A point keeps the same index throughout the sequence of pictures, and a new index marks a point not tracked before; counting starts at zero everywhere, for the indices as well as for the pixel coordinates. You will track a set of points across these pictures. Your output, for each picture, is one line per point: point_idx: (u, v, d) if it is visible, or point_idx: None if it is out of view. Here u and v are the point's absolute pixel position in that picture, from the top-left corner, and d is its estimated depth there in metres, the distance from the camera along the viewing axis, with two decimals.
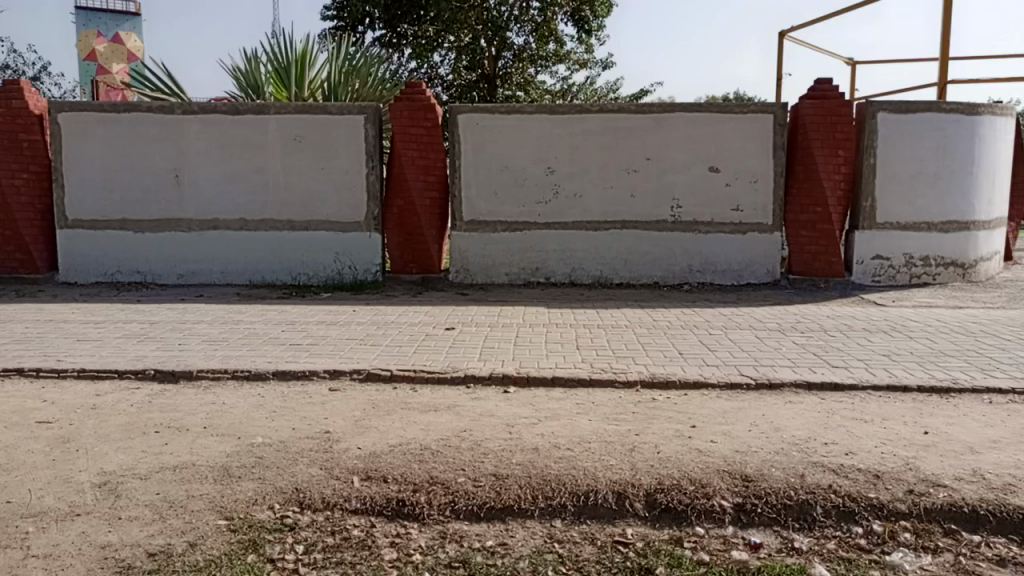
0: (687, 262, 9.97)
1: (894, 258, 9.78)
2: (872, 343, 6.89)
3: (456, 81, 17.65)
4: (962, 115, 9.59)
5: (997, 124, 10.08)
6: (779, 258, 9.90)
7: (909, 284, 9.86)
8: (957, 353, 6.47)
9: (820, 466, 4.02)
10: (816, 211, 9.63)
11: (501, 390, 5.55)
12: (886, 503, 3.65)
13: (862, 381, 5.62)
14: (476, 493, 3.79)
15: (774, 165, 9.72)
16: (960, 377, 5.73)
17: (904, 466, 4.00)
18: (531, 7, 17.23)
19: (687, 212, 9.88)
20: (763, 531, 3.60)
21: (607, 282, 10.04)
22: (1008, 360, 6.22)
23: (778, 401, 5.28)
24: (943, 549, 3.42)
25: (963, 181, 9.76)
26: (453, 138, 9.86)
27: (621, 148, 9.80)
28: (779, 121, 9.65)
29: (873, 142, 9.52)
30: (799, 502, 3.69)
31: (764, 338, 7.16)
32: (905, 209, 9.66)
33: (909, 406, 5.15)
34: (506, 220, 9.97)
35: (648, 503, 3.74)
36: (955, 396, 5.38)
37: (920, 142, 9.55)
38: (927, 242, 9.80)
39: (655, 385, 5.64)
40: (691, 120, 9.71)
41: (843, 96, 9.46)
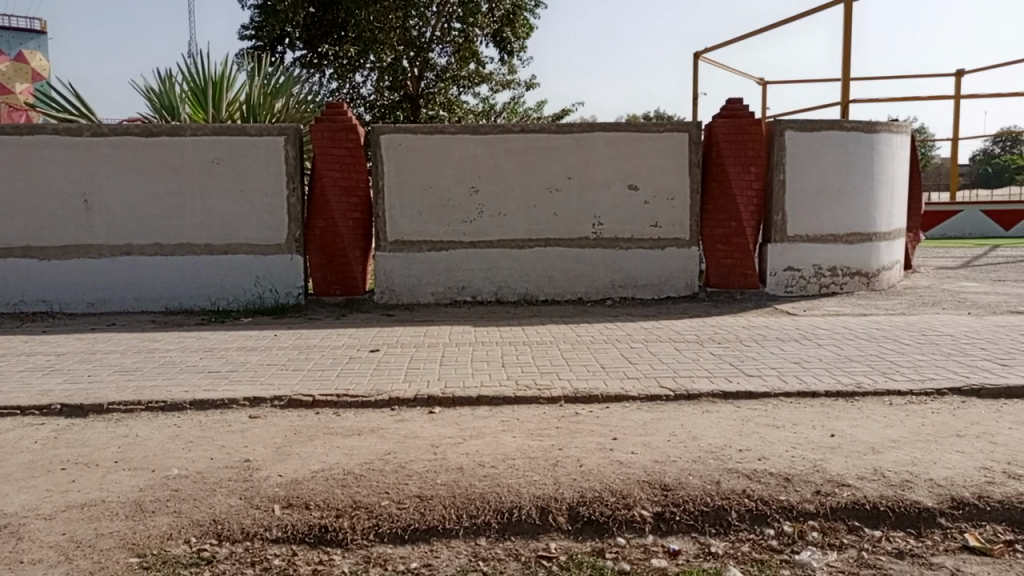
0: (610, 277, 10.18)
1: (804, 269, 10.22)
2: (784, 352, 7.19)
3: (378, 102, 17.63)
4: (861, 133, 10.16)
5: (894, 142, 10.72)
6: (696, 272, 10.23)
7: (818, 293, 10.32)
8: (862, 359, 6.81)
9: (735, 472, 4.16)
10: (730, 225, 10.00)
11: (425, 411, 5.55)
12: (795, 505, 3.81)
13: (774, 389, 5.85)
14: (400, 516, 3.77)
15: (690, 182, 10.06)
16: (864, 381, 6.04)
17: (812, 469, 4.19)
18: (452, 28, 17.42)
19: (608, 229, 10.10)
20: (681, 538, 3.71)
21: (532, 299, 10.16)
22: (906, 363, 6.59)
23: (696, 411, 5.45)
24: (848, 545, 3.60)
25: (865, 196, 10.31)
26: (376, 159, 9.85)
27: (544, 167, 9.97)
28: (693, 139, 10.00)
29: (782, 159, 9.94)
30: (715, 508, 3.81)
31: (682, 350, 7.38)
32: (813, 222, 10.12)
33: (817, 411, 5.39)
34: (431, 239, 9.99)
35: (570, 516, 3.80)
36: (859, 400, 5.67)
37: (825, 158, 10.04)
38: (834, 253, 10.29)
39: (579, 399, 5.74)
40: (611, 140, 9.96)
41: (753, 115, 9.90)
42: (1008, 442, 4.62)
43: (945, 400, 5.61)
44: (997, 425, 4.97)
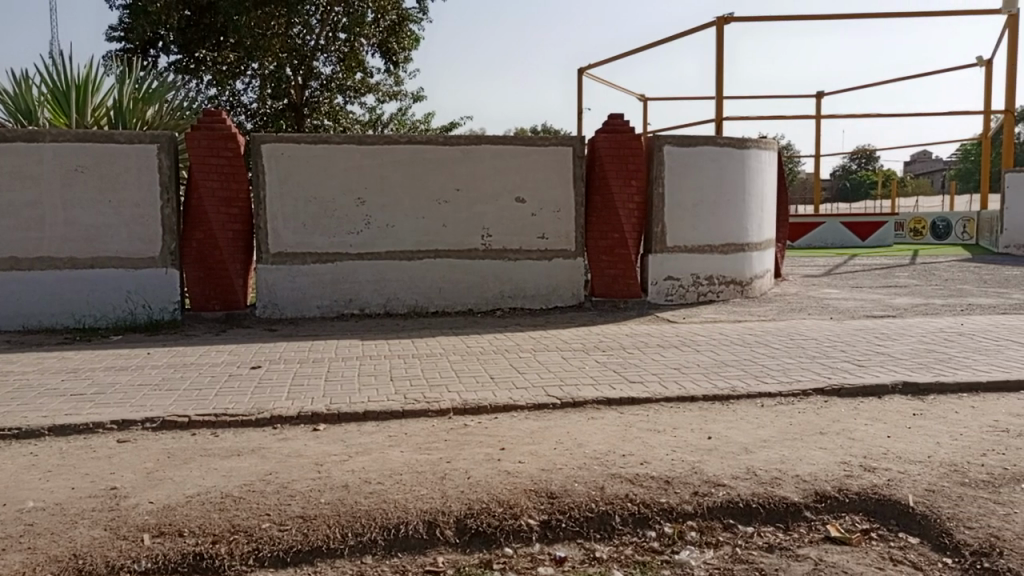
0: (500, 288, 10.26)
1: (683, 279, 10.66)
2: (665, 358, 7.47)
3: (261, 110, 17.17)
4: (733, 149, 10.72)
5: (762, 158, 11.37)
6: (582, 282, 10.48)
7: (696, 301, 10.79)
8: (736, 363, 7.17)
9: (618, 477, 4.27)
10: (614, 237, 10.30)
11: (309, 429, 5.39)
12: (675, 507, 3.95)
13: (655, 394, 6.06)
14: (281, 538, 3.63)
15: (575, 195, 10.30)
16: (738, 384, 6.35)
17: (689, 470, 4.37)
18: (338, 37, 17.19)
19: (496, 241, 10.18)
20: (567, 545, 3.76)
21: (421, 311, 10.09)
22: (776, 367, 6.99)
23: (582, 418, 5.57)
24: (723, 542, 3.75)
25: (737, 208, 10.88)
26: (257, 169, 9.53)
27: (432, 178, 9.95)
28: (576, 153, 10.25)
29: (661, 173, 10.35)
30: (599, 513, 3.90)
31: (569, 358, 7.52)
32: (691, 233, 10.58)
33: (695, 414, 5.63)
34: (316, 251, 9.75)
35: (458, 529, 3.79)
36: (733, 402, 5.95)
37: (701, 172, 10.52)
38: (710, 263, 10.79)
39: (467, 411, 5.73)
40: (498, 153, 10.06)
41: (633, 131, 10.26)
42: (865, 437, 4.97)
43: (810, 400, 5.98)
44: (855, 422, 5.35)
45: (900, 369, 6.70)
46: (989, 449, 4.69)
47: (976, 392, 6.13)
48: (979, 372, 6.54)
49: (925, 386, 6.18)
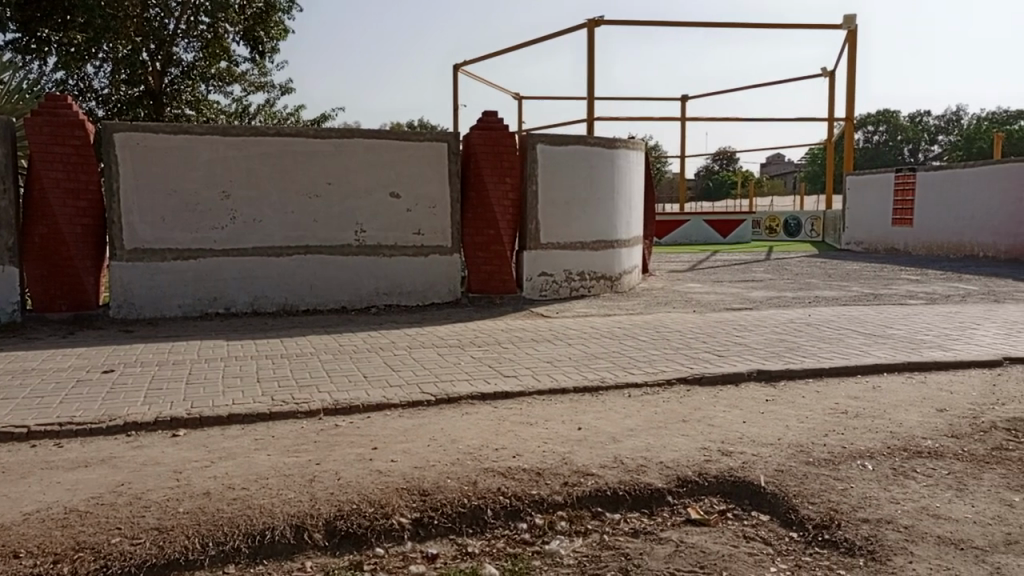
0: (374, 285, 10.09)
1: (556, 274, 10.89)
2: (539, 352, 7.61)
3: (113, 96, 15.98)
4: (602, 149, 11.03)
5: (630, 158, 11.78)
6: (458, 278, 10.48)
7: (568, 296, 11.04)
8: (606, 355, 7.42)
9: (491, 471, 4.31)
10: (489, 233, 10.36)
11: (167, 435, 5.09)
12: (546, 498, 4.03)
13: (528, 387, 6.16)
14: (134, 553, 3.40)
15: (450, 191, 10.28)
16: (607, 376, 6.56)
17: (560, 462, 4.47)
18: (200, 23, 16.36)
19: (370, 237, 10.00)
20: (439, 542, 3.75)
21: (292, 309, 9.77)
22: (642, 358, 7.28)
23: (456, 414, 5.57)
24: (592, 530, 3.85)
25: (607, 206, 11.22)
26: (109, 159, 8.91)
27: (302, 172, 9.63)
28: (451, 149, 10.22)
29: (534, 170, 10.49)
30: (471, 508, 3.91)
31: (444, 354, 7.51)
32: (563, 230, 10.81)
33: (567, 406, 5.77)
34: (177, 248, 9.23)
35: (327, 532, 3.69)
36: (602, 394, 6.14)
37: (572, 170, 10.76)
38: (582, 259, 11.07)
39: (338, 411, 5.60)
40: (370, 147, 9.87)
41: (507, 129, 10.36)
42: (723, 423, 5.26)
43: (673, 390, 6.26)
44: (715, 409, 5.65)
45: (754, 358, 7.15)
46: (831, 430, 5.08)
47: (821, 377, 6.63)
48: (823, 359, 7.08)
49: (777, 373, 6.61)
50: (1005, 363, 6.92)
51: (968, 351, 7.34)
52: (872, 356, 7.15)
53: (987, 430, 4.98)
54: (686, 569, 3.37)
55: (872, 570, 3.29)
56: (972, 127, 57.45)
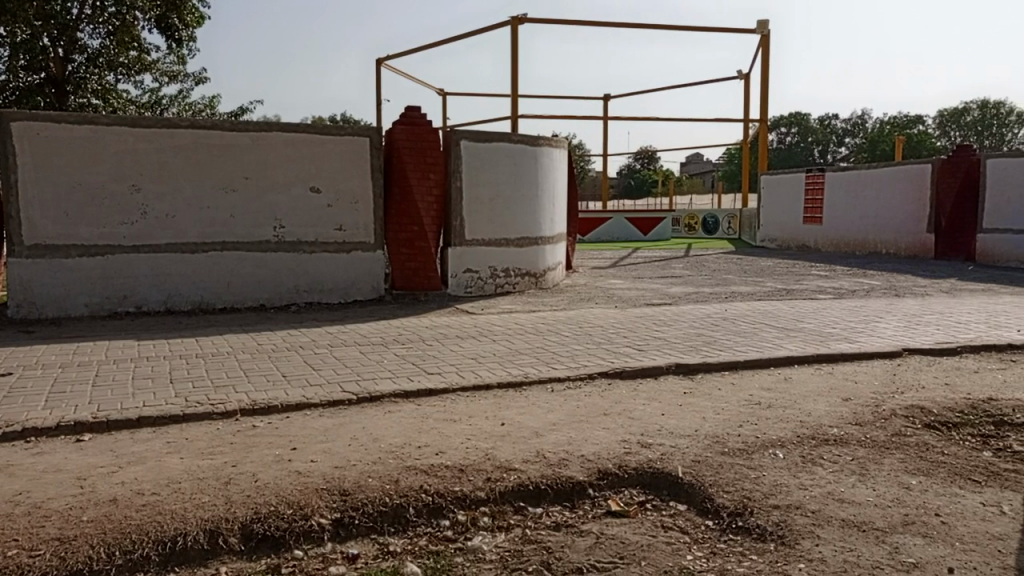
0: (294, 282, 9.85)
1: (481, 271, 10.88)
2: (463, 348, 7.60)
3: (11, 83, 15.01)
4: (526, 146, 11.08)
5: (553, 155, 11.87)
6: (381, 275, 10.35)
7: (493, 293, 11.06)
8: (529, 351, 7.47)
9: (413, 469, 4.28)
10: (412, 230, 10.27)
11: (71, 441, 4.84)
12: (469, 494, 4.02)
13: (452, 384, 6.14)
14: (33, 565, 3.23)
15: (372, 186, 10.13)
16: (531, 371, 6.61)
17: (482, 458, 4.47)
18: (108, 8, 15.63)
19: (290, 232, 9.76)
20: (360, 542, 3.70)
21: (208, 307, 9.45)
22: (565, 353, 7.37)
23: (378, 412, 5.50)
24: (514, 525, 3.87)
25: (530, 204, 11.28)
26: (6, 151, 8.43)
27: (217, 166, 9.32)
28: (374, 145, 10.08)
29: (458, 167, 10.44)
30: (393, 507, 3.87)
31: (367, 352, 7.41)
32: (487, 227, 10.80)
33: (490, 402, 5.78)
34: (83, 244, 8.82)
35: (243, 535, 3.59)
36: (526, 389, 6.18)
37: (496, 167, 10.76)
38: (507, 255, 11.10)
39: (256, 411, 5.45)
40: (290, 140, 9.63)
41: (430, 124, 10.28)
42: (642, 416, 5.38)
43: (595, 383, 6.35)
44: (635, 402, 5.77)
45: (673, 352, 7.33)
46: (745, 420, 5.26)
47: (736, 369, 6.85)
48: (738, 352, 7.32)
49: (694, 366, 6.80)
50: (905, 354, 7.32)
51: (871, 343, 7.72)
52: (784, 349, 7.44)
53: (888, 417, 5.25)
54: (605, 561, 3.43)
55: (781, 554, 3.42)
56: (876, 130, 60.44)
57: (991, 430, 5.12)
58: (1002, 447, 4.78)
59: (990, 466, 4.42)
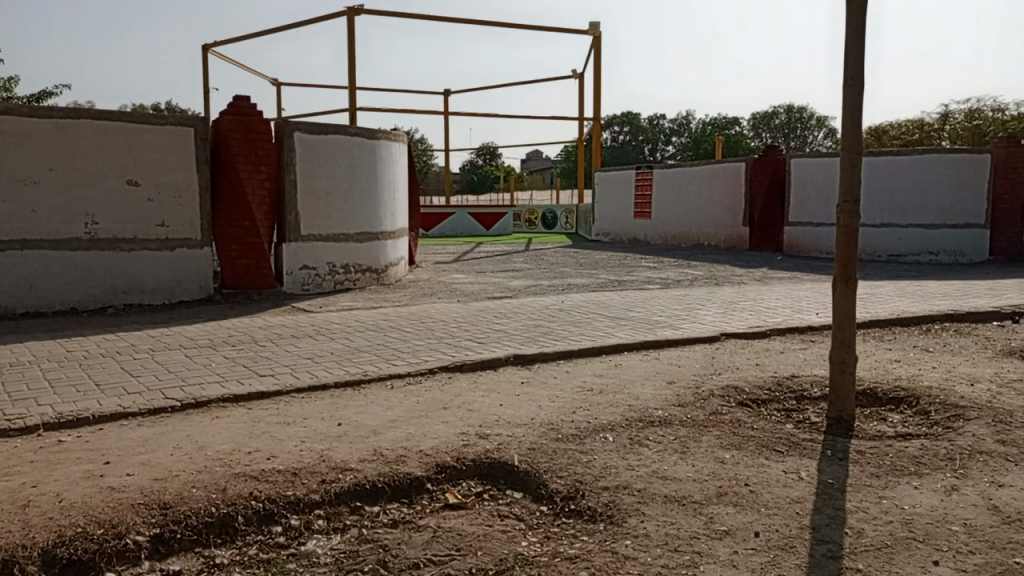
0: (110, 282, 9.09)
1: (319, 267, 10.56)
2: (299, 348, 7.35)
3: None
4: (363, 140, 10.86)
5: (392, 149, 11.72)
6: (209, 274, 9.77)
7: (333, 290, 10.77)
8: (368, 348, 7.34)
9: (242, 476, 4.08)
10: (243, 225, 9.78)
11: None
12: (302, 497, 3.89)
13: (286, 386, 5.92)
14: None
15: (198, 180, 9.54)
16: (370, 368, 6.50)
17: (317, 459, 4.34)
18: None
19: (103, 229, 8.99)
20: (183, 557, 3.48)
21: (7, 312, 8.54)
22: (405, 349, 7.31)
23: (205, 419, 5.20)
24: (350, 526, 3.79)
25: (369, 198, 11.09)
26: None
27: (14, 156, 8.40)
28: (200, 135, 9.49)
29: (292, 160, 10.06)
30: (219, 516, 3.67)
31: (193, 356, 6.98)
32: (325, 222, 10.50)
33: (326, 402, 5.62)
34: None
35: (44, 562, 3.27)
36: (364, 387, 6.07)
37: (333, 161, 10.48)
38: (346, 251, 10.84)
39: (63, 425, 4.97)
40: (102, 129, 8.85)
41: (260, 115, 9.84)
42: (481, 408, 5.45)
43: (435, 378, 6.35)
44: (474, 395, 5.83)
45: (511, 344, 7.48)
46: (578, 407, 5.47)
47: (571, 358, 7.10)
48: (573, 341, 7.59)
49: (532, 357, 6.98)
50: (722, 338, 7.91)
51: (693, 329, 8.27)
52: (616, 337, 7.81)
53: (706, 397, 5.66)
54: (443, 554, 3.44)
55: (610, 533, 3.59)
56: (699, 130, 64.75)
57: (793, 404, 5.65)
58: (802, 420, 5.29)
59: (791, 437, 4.87)
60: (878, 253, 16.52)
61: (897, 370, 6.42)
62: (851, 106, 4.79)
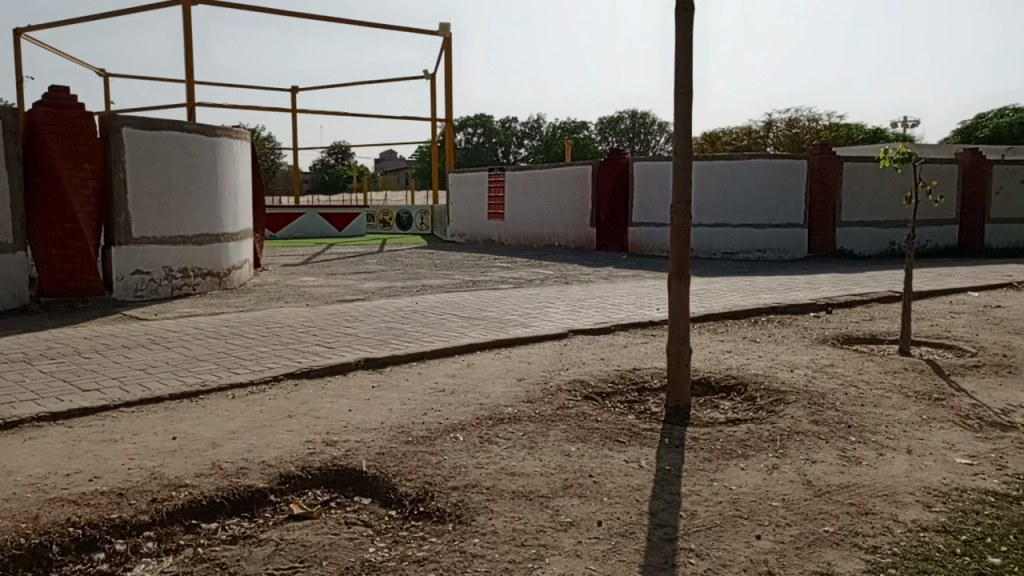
0: None
1: (154, 272, 9.87)
2: (129, 359, 6.83)
3: None
4: (201, 136, 10.26)
5: (234, 147, 11.16)
6: (25, 281, 8.93)
7: (170, 296, 10.11)
8: (208, 356, 6.95)
9: (60, 501, 3.74)
10: (64, 227, 8.98)
11: None
12: (128, 519, 3.62)
13: (113, 400, 5.48)
14: None
15: (8, 177, 8.68)
16: (209, 378, 6.15)
17: (147, 477, 4.05)
18: None
19: None
20: None
21: None
22: (249, 356, 6.98)
23: (16, 440, 4.71)
24: (184, 546, 3.56)
25: (209, 198, 10.49)
26: None
27: None
28: (9, 128, 8.64)
29: (120, 156, 9.34)
30: (31, 548, 3.35)
31: (4, 372, 6.31)
32: (159, 224, 9.83)
33: (160, 416, 5.26)
34: None
35: None
36: (203, 398, 5.73)
37: (167, 158, 9.82)
38: (184, 255, 10.21)
39: None
40: None
41: (82, 107, 9.07)
42: (329, 414, 5.30)
43: (281, 386, 6.11)
44: (322, 401, 5.66)
45: (362, 347, 7.33)
46: (429, 408, 5.45)
47: (423, 360, 7.06)
48: (425, 343, 7.56)
49: (383, 360, 6.87)
50: (570, 335, 8.16)
51: (543, 327, 8.48)
52: (468, 337, 7.85)
53: (555, 393, 5.81)
54: (286, 567, 3.31)
55: (458, 532, 3.59)
56: (550, 134, 66.55)
57: (635, 396, 5.92)
58: (643, 410, 5.54)
59: (633, 427, 5.10)
60: (713, 251, 17.63)
61: (728, 359, 6.89)
62: (683, 112, 5.08)
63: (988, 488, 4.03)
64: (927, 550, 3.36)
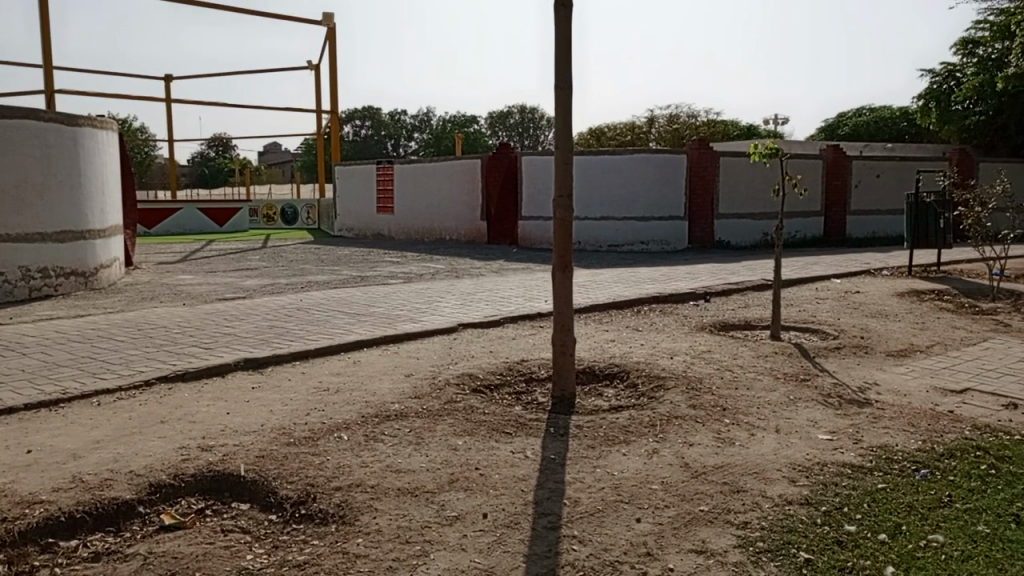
0: None
1: (8, 272, 9.15)
2: None
3: None
4: (61, 125, 9.55)
5: (99, 137, 10.45)
6: None
7: (27, 298, 9.39)
8: (71, 362, 6.48)
9: None
10: None
11: None
12: None
13: None
14: None
15: None
16: (70, 386, 5.73)
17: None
18: None
19: None
20: None
21: None
22: (117, 360, 6.56)
23: None
24: (38, 567, 3.30)
25: (71, 192, 9.78)
26: None
27: None
28: None
29: None
30: None
31: None
32: (12, 220, 9.09)
33: (14, 428, 4.86)
34: None
35: None
36: (64, 407, 5.34)
37: (21, 149, 9.08)
38: (44, 253, 9.49)
39: None
40: None
41: None
42: (205, 418, 5.06)
43: (152, 390, 5.78)
44: (197, 405, 5.39)
45: (242, 347, 7.04)
46: (312, 408, 5.30)
47: (308, 359, 6.86)
48: (309, 341, 7.34)
49: (264, 359, 6.62)
50: (459, 329, 8.14)
51: (432, 322, 8.42)
52: (354, 334, 7.69)
53: (442, 387, 5.78)
54: None
55: (341, 533, 3.51)
56: (440, 127, 66.20)
57: (522, 387, 5.98)
58: (530, 401, 5.61)
59: (519, 418, 5.14)
60: (599, 243, 18.13)
61: (612, 348, 7.07)
62: (563, 106, 5.15)
63: (846, 461, 4.32)
64: (792, 522, 3.57)
